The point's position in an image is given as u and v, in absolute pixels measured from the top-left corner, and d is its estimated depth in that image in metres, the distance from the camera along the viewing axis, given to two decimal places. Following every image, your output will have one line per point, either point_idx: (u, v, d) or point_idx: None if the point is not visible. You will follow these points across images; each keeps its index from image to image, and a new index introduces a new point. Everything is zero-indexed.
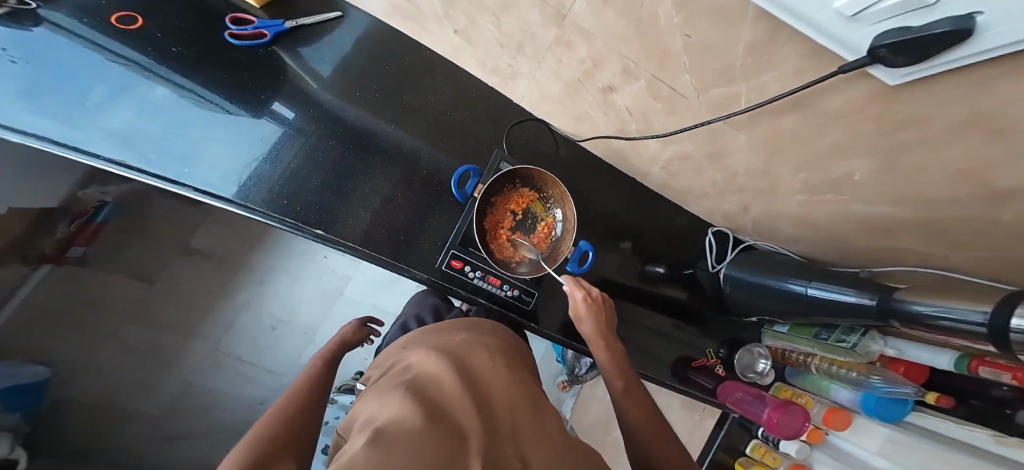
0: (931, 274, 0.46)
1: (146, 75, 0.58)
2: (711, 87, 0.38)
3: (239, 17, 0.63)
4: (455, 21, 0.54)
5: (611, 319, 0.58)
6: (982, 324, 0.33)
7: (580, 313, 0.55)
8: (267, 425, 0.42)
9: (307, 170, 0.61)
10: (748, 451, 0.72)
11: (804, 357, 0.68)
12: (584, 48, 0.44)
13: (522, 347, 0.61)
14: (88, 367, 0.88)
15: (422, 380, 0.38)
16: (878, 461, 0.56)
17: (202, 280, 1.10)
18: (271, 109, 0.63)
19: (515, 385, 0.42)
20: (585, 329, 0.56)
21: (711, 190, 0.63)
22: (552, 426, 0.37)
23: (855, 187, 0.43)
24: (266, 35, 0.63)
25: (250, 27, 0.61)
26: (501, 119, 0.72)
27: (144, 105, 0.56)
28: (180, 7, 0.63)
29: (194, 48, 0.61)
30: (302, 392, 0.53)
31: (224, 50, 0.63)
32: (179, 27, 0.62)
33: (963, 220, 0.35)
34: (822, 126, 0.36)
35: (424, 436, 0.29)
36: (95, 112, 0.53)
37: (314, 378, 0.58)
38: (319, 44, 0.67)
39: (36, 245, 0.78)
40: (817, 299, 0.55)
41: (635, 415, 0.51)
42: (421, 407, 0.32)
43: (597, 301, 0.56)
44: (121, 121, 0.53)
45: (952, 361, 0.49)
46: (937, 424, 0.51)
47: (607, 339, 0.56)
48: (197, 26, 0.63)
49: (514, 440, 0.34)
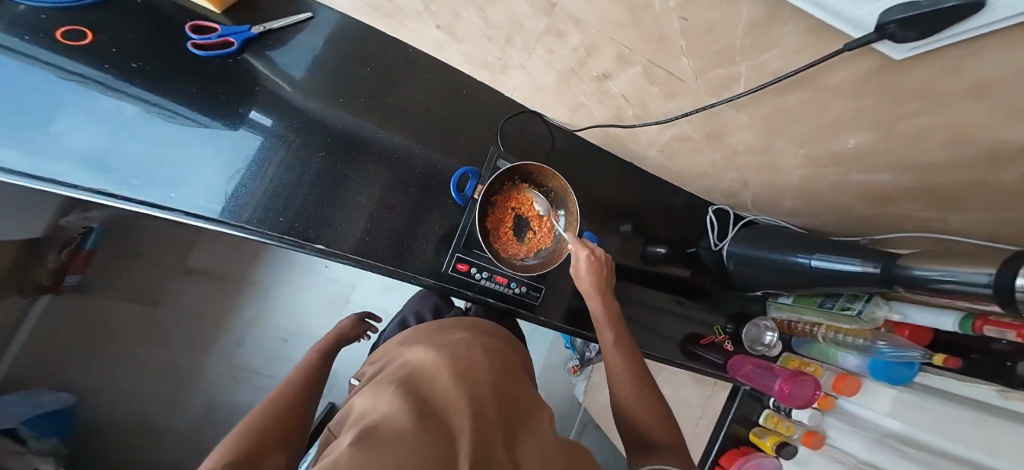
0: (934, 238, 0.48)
1: (103, 90, 0.54)
2: (710, 69, 0.37)
3: (201, 25, 0.59)
4: (438, 16, 0.51)
5: (611, 285, 0.60)
6: (987, 285, 0.34)
7: (579, 271, 0.57)
8: (258, 418, 0.44)
9: (292, 180, 0.59)
10: (763, 421, 0.77)
11: (809, 327, 0.71)
12: (576, 36, 0.42)
13: (515, 343, 0.63)
14: (108, 387, 1.04)
15: (415, 378, 0.39)
16: (890, 422, 0.60)
17: (204, 298, 1.14)
18: (248, 120, 0.60)
19: (512, 384, 0.42)
20: (585, 280, 0.57)
21: (710, 169, 0.63)
22: (545, 431, 0.38)
23: (856, 159, 0.43)
24: (233, 43, 0.58)
25: (214, 36, 0.57)
26: (492, 113, 0.71)
27: (113, 127, 0.53)
28: (127, 14, 0.57)
29: (155, 62, 0.56)
30: (295, 386, 0.55)
31: (189, 63, 0.58)
32: (135, 38, 0.56)
33: (970, 184, 0.35)
34: (825, 103, 0.36)
35: (414, 437, 0.29)
36: (61, 139, 0.50)
37: (308, 372, 0.59)
38: (289, 46, 0.62)
39: (33, 276, 0.93)
40: (823, 270, 0.55)
41: (627, 389, 0.52)
42: (413, 406, 0.33)
43: (602, 259, 0.57)
44: (94, 147, 0.51)
45: (956, 322, 0.51)
46: (938, 381, 0.54)
47: (604, 297, 0.58)
48: (155, 36, 0.57)
49: (508, 439, 0.34)
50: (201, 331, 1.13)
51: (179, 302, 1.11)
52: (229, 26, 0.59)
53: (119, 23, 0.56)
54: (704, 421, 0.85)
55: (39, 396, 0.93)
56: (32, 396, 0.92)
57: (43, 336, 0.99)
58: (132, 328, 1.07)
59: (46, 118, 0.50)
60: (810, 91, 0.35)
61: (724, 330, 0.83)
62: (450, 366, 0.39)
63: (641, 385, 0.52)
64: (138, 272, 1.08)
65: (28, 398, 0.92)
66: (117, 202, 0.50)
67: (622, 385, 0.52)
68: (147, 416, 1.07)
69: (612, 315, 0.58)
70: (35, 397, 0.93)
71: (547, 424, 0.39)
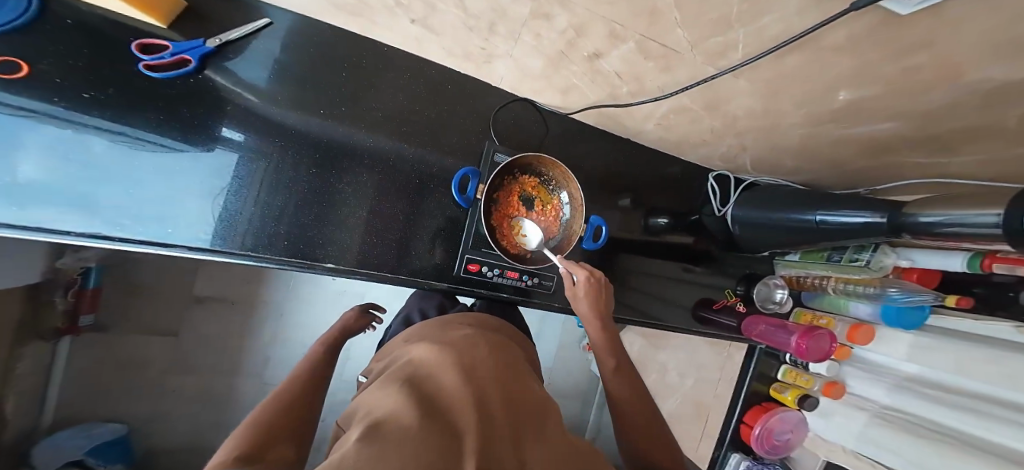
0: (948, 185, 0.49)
1: (63, 126, 0.45)
2: (705, 38, 0.36)
3: (148, 43, 0.51)
4: (411, 12, 0.47)
5: (607, 305, 0.61)
6: (995, 226, 0.35)
7: (578, 294, 0.59)
8: (262, 410, 0.45)
9: (283, 203, 0.56)
10: (782, 376, 0.83)
11: (819, 280, 0.75)
12: (563, 19, 0.39)
13: (516, 336, 0.65)
14: (155, 417, 1.07)
15: (421, 379, 0.38)
16: (907, 366, 0.65)
17: (220, 325, 1.14)
18: (220, 136, 0.53)
19: (518, 381, 0.41)
20: (585, 304, 0.59)
21: (708, 136, 0.62)
22: (553, 431, 0.37)
23: (858, 113, 0.42)
24: (190, 60, 0.51)
25: (166, 54, 0.50)
26: (481, 104, 0.68)
27: (80, 163, 0.46)
28: (63, 40, 0.47)
29: (110, 89, 0.48)
30: (300, 378, 0.55)
31: (144, 89, 0.50)
32: (80, 64, 0.47)
33: (986, 125, 0.35)
34: (827, 62, 0.34)
35: (421, 438, 0.28)
36: (22, 183, 0.43)
37: (312, 366, 0.60)
38: (247, 52, 0.56)
39: (47, 321, 0.92)
40: (830, 225, 0.55)
41: (629, 401, 0.57)
42: (419, 404, 0.32)
43: (599, 279, 0.59)
44: (64, 186, 0.45)
45: (964, 263, 0.55)
46: (953, 321, 0.59)
47: (602, 318, 0.60)
48: (102, 58, 0.48)
49: (514, 437, 0.33)
50: (225, 355, 1.14)
51: (197, 330, 1.11)
52: (181, 42, 0.51)
53: (57, 50, 0.46)
54: (724, 382, 0.90)
55: (94, 428, 0.97)
56: (87, 428, 0.96)
57: (83, 377, 1.01)
58: (154, 362, 1.07)
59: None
60: (809, 51, 0.33)
61: (735, 292, 0.85)
62: (456, 365, 0.39)
63: (643, 401, 0.57)
64: (150, 307, 1.07)
65: (85, 430, 0.96)
66: (116, 244, 0.47)
67: (626, 397, 0.57)
68: (194, 439, 1.11)
69: (612, 339, 0.60)
70: (91, 429, 0.97)
71: (554, 424, 0.38)
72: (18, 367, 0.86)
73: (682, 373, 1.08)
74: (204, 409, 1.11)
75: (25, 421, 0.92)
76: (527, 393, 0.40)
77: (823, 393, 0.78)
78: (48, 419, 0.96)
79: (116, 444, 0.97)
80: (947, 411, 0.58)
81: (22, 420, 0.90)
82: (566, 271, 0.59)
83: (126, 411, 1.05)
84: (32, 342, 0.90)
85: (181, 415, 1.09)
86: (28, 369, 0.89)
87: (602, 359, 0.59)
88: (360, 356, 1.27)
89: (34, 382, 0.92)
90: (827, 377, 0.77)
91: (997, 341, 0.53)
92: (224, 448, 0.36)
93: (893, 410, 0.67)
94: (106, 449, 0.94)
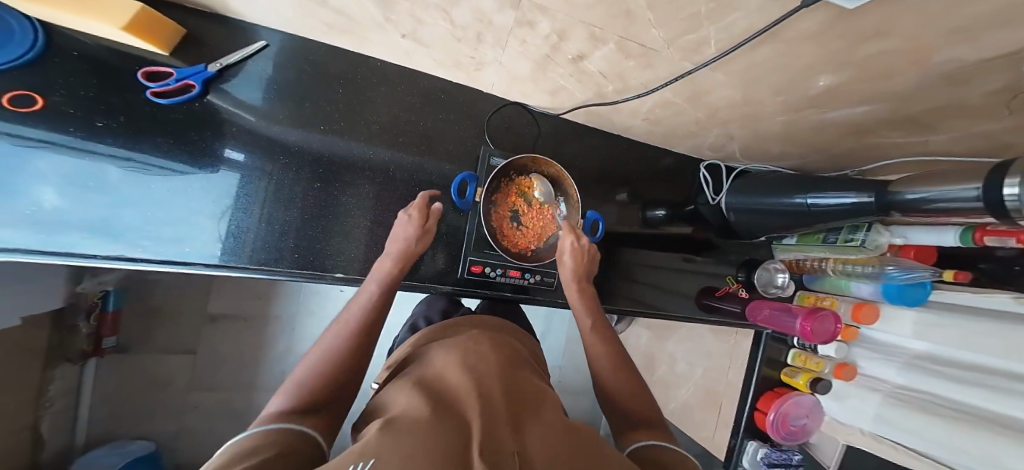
0: (938, 162, 0.50)
1: (81, 154, 0.48)
2: (679, 36, 0.37)
3: (154, 71, 0.53)
4: (400, 27, 0.49)
5: (589, 274, 0.66)
6: (976, 199, 0.36)
7: (563, 255, 0.64)
8: (299, 386, 0.41)
9: (293, 218, 0.59)
10: (792, 361, 0.84)
11: (818, 263, 0.77)
12: (547, 25, 0.41)
13: (523, 339, 0.67)
14: (179, 433, 1.11)
15: (432, 380, 0.40)
16: (913, 343, 0.66)
17: (238, 339, 1.18)
18: (224, 158, 0.56)
19: (521, 379, 0.43)
20: (567, 267, 0.63)
21: (695, 127, 0.64)
22: (556, 420, 0.38)
23: (832, 97, 0.43)
24: (194, 85, 0.54)
25: (171, 81, 0.52)
26: (474, 110, 0.71)
27: (99, 190, 0.49)
28: (70, 72, 0.49)
29: (121, 116, 0.51)
30: (343, 356, 0.46)
31: (153, 116, 0.52)
32: (90, 94, 0.49)
33: (962, 101, 0.36)
34: (797, 52, 0.35)
35: (433, 426, 0.30)
36: (47, 211, 0.46)
37: (358, 336, 0.48)
38: (246, 74, 0.58)
39: (73, 345, 0.95)
40: (817, 208, 0.57)
41: (609, 371, 0.56)
42: (430, 400, 0.35)
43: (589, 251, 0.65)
44: (83, 213, 0.48)
45: (957, 237, 0.56)
46: (954, 296, 0.59)
47: (582, 285, 0.64)
48: (115, 88, 0.51)
49: (514, 425, 0.34)
50: (242, 369, 1.18)
51: (215, 346, 1.15)
52: (185, 69, 0.54)
53: (67, 82, 0.49)
54: (735, 370, 0.91)
55: (126, 445, 1.01)
56: (120, 446, 1.00)
57: (107, 398, 1.04)
58: (175, 378, 1.11)
59: (17, 187, 0.45)
60: (778, 43, 0.35)
61: (737, 279, 0.89)
62: (462, 366, 0.41)
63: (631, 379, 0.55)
64: (169, 325, 1.10)
65: (117, 448, 0.99)
66: (138, 264, 0.50)
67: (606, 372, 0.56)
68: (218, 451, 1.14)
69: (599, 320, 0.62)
70: (123, 445, 1.00)
71: (556, 415, 0.40)
72: (50, 389, 0.91)
73: (692, 363, 1.09)
74: (227, 422, 1.15)
75: (59, 440, 0.96)
76: (528, 389, 0.41)
77: (834, 375, 0.77)
78: (80, 440, 1.00)
79: (147, 459, 1.00)
80: (957, 387, 0.59)
81: (56, 441, 0.95)
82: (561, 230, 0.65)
83: (152, 428, 1.08)
84: (61, 365, 0.94)
85: (205, 428, 1.13)
86: (60, 390, 0.94)
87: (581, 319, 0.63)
88: (372, 363, 1.30)
89: (64, 404, 0.96)
90: (837, 359, 0.78)
91: (996, 312, 0.55)
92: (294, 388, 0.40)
93: (908, 389, 0.68)
94: (140, 464, 0.97)
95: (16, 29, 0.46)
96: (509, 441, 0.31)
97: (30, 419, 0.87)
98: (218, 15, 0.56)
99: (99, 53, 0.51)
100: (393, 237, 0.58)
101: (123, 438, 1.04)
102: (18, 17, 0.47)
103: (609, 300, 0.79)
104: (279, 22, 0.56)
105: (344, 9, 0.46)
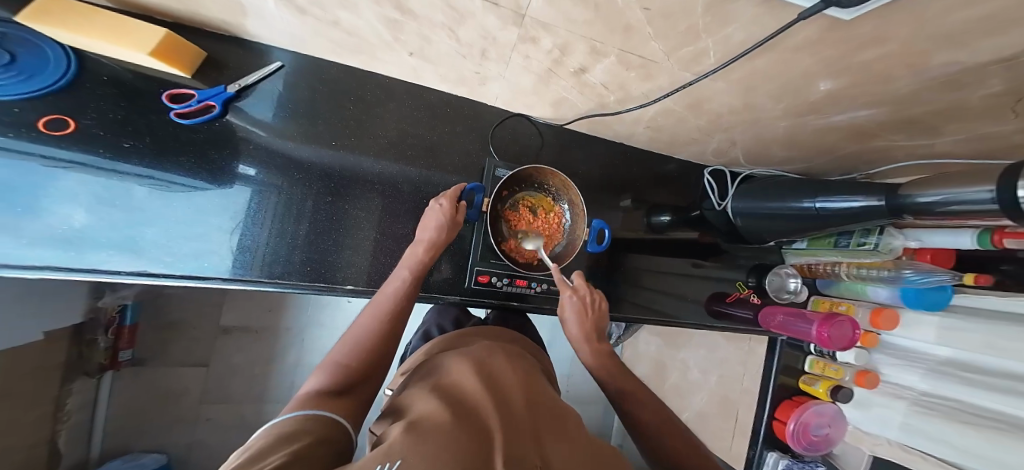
0: (954, 163, 0.49)
1: (104, 175, 0.50)
2: (678, 48, 0.38)
3: (176, 92, 0.56)
4: (408, 46, 0.50)
5: (599, 329, 0.63)
6: (992, 201, 0.35)
7: (567, 313, 0.62)
8: (325, 382, 0.42)
9: (307, 232, 0.60)
10: (810, 368, 0.81)
11: (831, 267, 0.74)
12: (549, 40, 0.42)
13: (533, 348, 0.67)
14: (191, 446, 1.12)
15: (448, 384, 0.41)
16: (936, 349, 0.64)
17: (248, 351, 1.20)
18: (239, 174, 0.58)
19: (537, 388, 0.43)
20: (573, 326, 0.62)
21: (697, 134, 0.64)
22: (574, 432, 0.38)
23: (834, 102, 0.43)
24: (214, 106, 0.56)
25: (193, 102, 0.55)
26: (479, 122, 0.72)
27: (123, 209, 0.51)
28: (102, 97, 0.52)
29: (145, 138, 0.53)
30: (365, 352, 0.47)
31: (175, 135, 0.55)
32: (117, 117, 0.52)
33: (971, 102, 0.35)
34: (794, 61, 0.36)
35: (456, 432, 0.31)
36: (74, 229, 0.48)
37: (380, 329, 0.50)
38: (262, 94, 0.60)
39: (91, 359, 0.98)
40: (826, 212, 0.56)
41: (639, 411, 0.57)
42: (449, 406, 0.35)
43: (592, 302, 0.62)
44: (109, 232, 0.50)
45: (974, 240, 0.55)
46: (982, 300, 0.57)
47: (591, 341, 0.61)
48: (138, 111, 0.53)
49: (535, 436, 0.34)
50: (253, 381, 1.20)
51: (227, 359, 1.17)
52: (205, 90, 0.56)
53: (97, 106, 0.51)
54: (750, 377, 0.89)
55: (140, 458, 1.03)
56: (134, 458, 1.02)
57: (123, 410, 1.07)
58: (187, 390, 1.13)
59: (49, 209, 0.47)
60: (775, 53, 0.35)
61: (747, 284, 0.87)
62: (480, 373, 0.41)
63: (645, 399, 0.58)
64: (182, 340, 1.13)
65: (132, 460, 1.02)
66: (160, 280, 0.52)
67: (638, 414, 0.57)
68: None
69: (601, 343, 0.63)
70: (137, 458, 1.02)
71: (574, 427, 0.40)
72: (68, 403, 0.94)
73: (705, 371, 1.07)
74: (237, 434, 1.16)
75: (76, 453, 0.98)
76: (543, 399, 0.41)
77: (856, 383, 0.74)
78: (96, 452, 1.03)
79: None
80: (990, 393, 0.56)
81: (72, 456, 0.97)
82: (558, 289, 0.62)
83: (165, 441, 1.10)
84: (79, 379, 0.97)
85: (217, 441, 1.15)
86: (76, 404, 0.97)
87: (601, 377, 0.61)
88: None
89: (80, 418, 0.99)
90: (858, 366, 0.75)
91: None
92: (321, 386, 0.41)
93: (932, 396, 0.65)
94: None
95: (51, 57, 0.50)
96: (530, 452, 0.31)
97: (48, 433, 0.90)
98: (234, 37, 0.59)
99: (126, 78, 0.54)
100: (423, 226, 0.60)
101: (136, 451, 1.06)
102: (54, 45, 0.50)
103: (617, 308, 0.79)
104: (291, 43, 0.58)
105: (354, 30, 0.48)
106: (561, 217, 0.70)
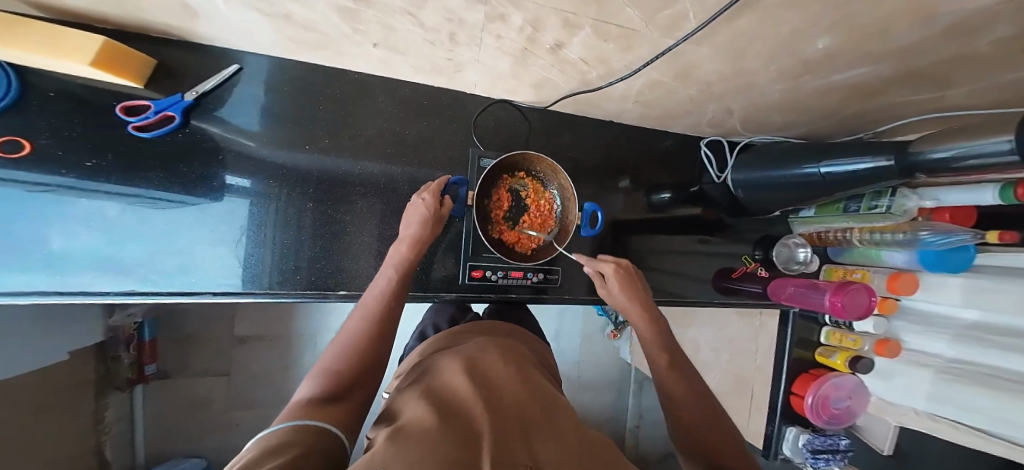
0: (974, 116, 0.46)
1: (82, 195, 0.50)
2: (656, 13, 0.35)
3: (132, 104, 0.53)
4: (370, 36, 0.48)
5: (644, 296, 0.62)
6: (1012, 153, 0.31)
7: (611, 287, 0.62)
8: (317, 388, 0.41)
9: (291, 240, 0.60)
10: (826, 340, 0.80)
11: (841, 234, 0.71)
12: (517, 16, 0.39)
13: (532, 341, 0.65)
14: (228, 449, 1.17)
15: (439, 387, 0.40)
16: (965, 313, 0.61)
17: (266, 358, 1.22)
18: (219, 186, 0.57)
19: (531, 385, 0.42)
20: (617, 292, 0.61)
21: (689, 106, 0.61)
22: (567, 425, 0.37)
23: (830, 59, 0.39)
24: (173, 116, 0.54)
25: (150, 114, 0.53)
26: (461, 112, 0.69)
27: (101, 229, 0.51)
28: (53, 113, 0.49)
29: (109, 154, 0.52)
30: (355, 356, 0.46)
31: (142, 150, 0.53)
32: (74, 134, 0.50)
33: (986, 49, 0.32)
34: (783, 18, 0.32)
35: (439, 436, 0.29)
36: (58, 253, 0.49)
37: (369, 331, 0.49)
38: (226, 100, 0.58)
39: (118, 374, 1.01)
40: (833, 176, 0.52)
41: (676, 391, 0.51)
42: (436, 409, 0.34)
43: (627, 269, 0.63)
44: (93, 255, 0.51)
45: (997, 195, 0.50)
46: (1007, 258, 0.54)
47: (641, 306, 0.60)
48: (98, 126, 0.51)
49: (525, 432, 0.33)
50: (275, 386, 1.22)
51: (247, 367, 1.20)
52: (162, 100, 0.54)
53: (50, 124, 0.49)
54: (762, 354, 0.87)
55: (180, 463, 1.07)
56: (176, 464, 1.07)
57: (158, 420, 1.11)
58: (217, 397, 1.16)
59: (31, 235, 0.48)
60: (758, 12, 0.32)
61: (753, 258, 0.85)
62: (469, 373, 0.40)
63: (692, 393, 0.50)
64: (200, 351, 1.15)
65: (174, 465, 1.06)
66: (150, 298, 0.53)
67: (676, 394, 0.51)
68: None
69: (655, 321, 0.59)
70: (177, 464, 1.07)
71: (566, 419, 0.38)
72: (106, 415, 0.98)
73: (716, 349, 1.05)
74: None
75: (122, 461, 1.04)
76: (537, 395, 0.40)
77: (875, 352, 0.72)
78: (140, 460, 1.08)
79: None
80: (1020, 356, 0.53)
81: (118, 464, 1.02)
82: (590, 267, 0.64)
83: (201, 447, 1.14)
84: (113, 393, 1.01)
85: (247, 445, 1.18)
86: (115, 416, 1.01)
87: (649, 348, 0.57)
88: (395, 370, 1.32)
89: (121, 429, 1.04)
90: (878, 335, 0.72)
91: None
92: (312, 394, 0.40)
93: (961, 363, 0.62)
94: None
95: None
96: (519, 449, 0.30)
97: (93, 444, 0.95)
98: (189, 43, 0.56)
99: (76, 92, 0.51)
100: (408, 221, 0.58)
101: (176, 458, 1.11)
102: None
103: None
104: (250, 45, 0.55)
105: (312, 24, 0.45)
106: (552, 197, 0.68)
